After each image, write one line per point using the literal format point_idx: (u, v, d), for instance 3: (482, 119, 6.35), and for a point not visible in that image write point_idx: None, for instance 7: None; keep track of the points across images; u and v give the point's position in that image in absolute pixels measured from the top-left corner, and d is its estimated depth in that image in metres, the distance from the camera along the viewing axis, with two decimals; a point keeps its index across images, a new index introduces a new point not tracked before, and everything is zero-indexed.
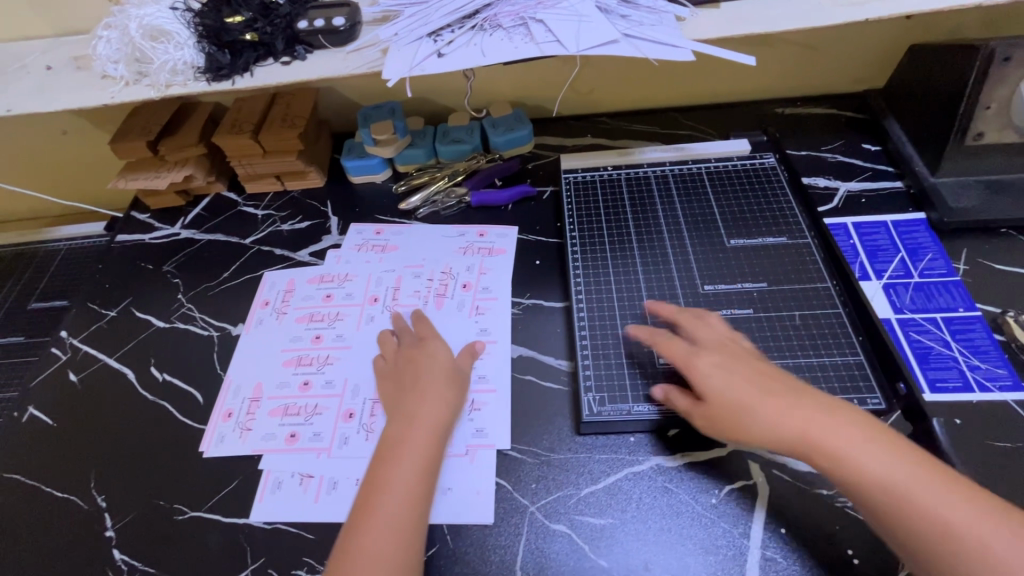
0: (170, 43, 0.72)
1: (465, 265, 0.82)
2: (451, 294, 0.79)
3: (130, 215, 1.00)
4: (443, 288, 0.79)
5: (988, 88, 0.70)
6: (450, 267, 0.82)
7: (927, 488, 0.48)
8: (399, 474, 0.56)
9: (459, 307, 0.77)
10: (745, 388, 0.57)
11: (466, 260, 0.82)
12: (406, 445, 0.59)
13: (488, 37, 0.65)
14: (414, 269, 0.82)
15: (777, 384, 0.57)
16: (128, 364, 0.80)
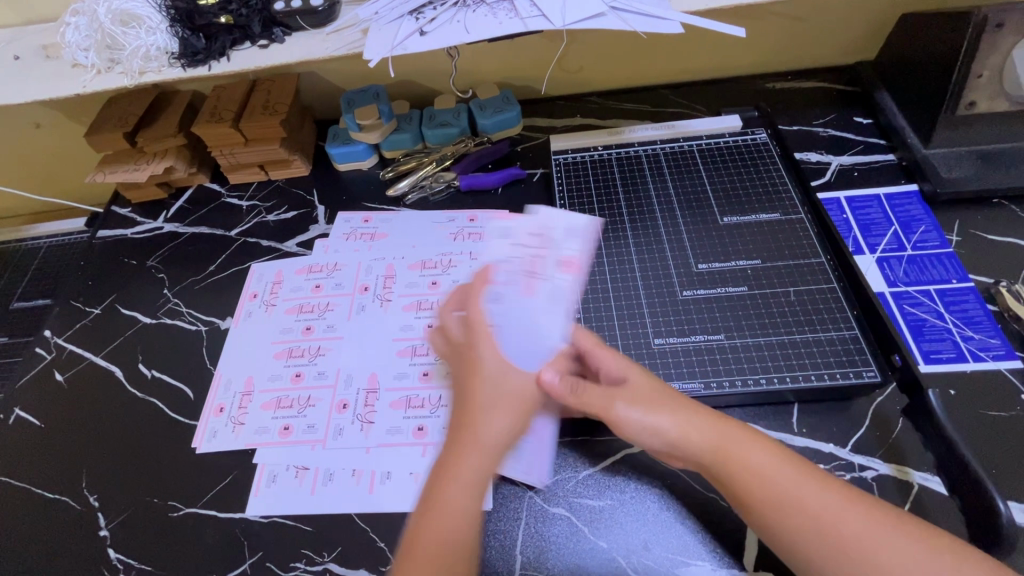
0: (141, 28, 0.70)
1: (564, 228, 0.67)
2: (509, 276, 0.62)
3: (111, 210, 0.97)
4: (531, 266, 0.63)
5: (982, 56, 0.69)
6: (547, 229, 0.67)
7: (819, 501, 0.47)
8: (441, 515, 0.49)
9: (497, 296, 0.60)
10: (636, 395, 0.55)
11: (560, 225, 0.68)
12: (452, 485, 0.51)
13: (471, 13, 0.62)
14: (507, 228, 0.68)
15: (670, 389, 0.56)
16: (115, 362, 0.78)
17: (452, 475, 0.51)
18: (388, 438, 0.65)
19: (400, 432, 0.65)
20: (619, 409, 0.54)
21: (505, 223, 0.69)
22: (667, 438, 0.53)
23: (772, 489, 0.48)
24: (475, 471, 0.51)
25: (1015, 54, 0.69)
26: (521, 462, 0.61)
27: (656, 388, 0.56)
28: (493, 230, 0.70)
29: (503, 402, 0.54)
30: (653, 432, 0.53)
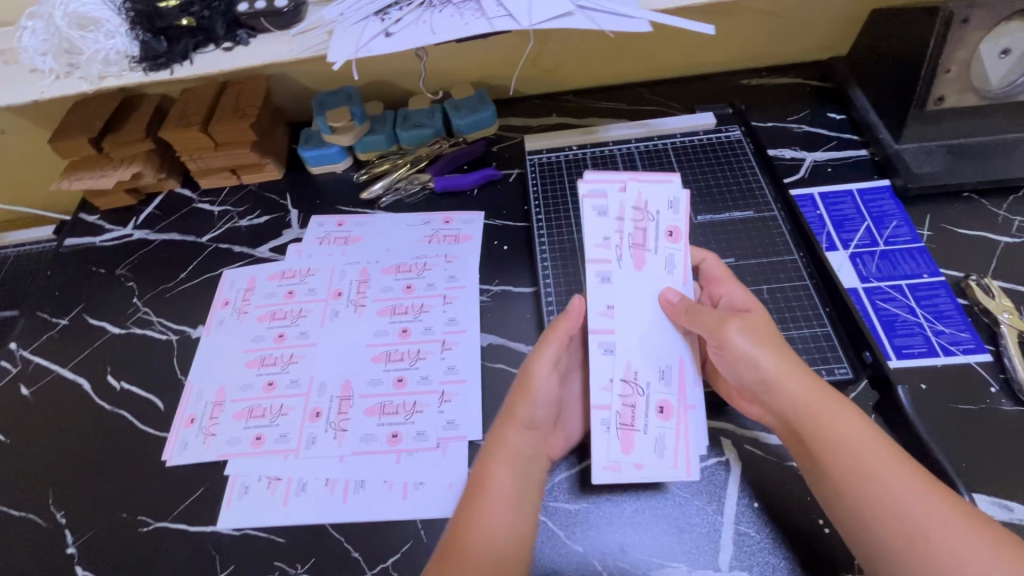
0: (100, 31, 0.68)
1: (666, 199, 0.60)
2: (615, 251, 0.60)
3: (78, 218, 0.95)
4: (636, 241, 0.60)
5: (948, 51, 0.68)
6: (643, 199, 0.61)
7: (894, 486, 0.47)
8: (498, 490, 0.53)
9: (604, 277, 0.60)
10: (752, 327, 0.57)
11: (651, 186, 0.61)
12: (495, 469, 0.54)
13: (437, 14, 0.62)
14: (596, 201, 0.61)
15: (778, 347, 0.56)
16: (84, 374, 0.77)
17: (503, 452, 0.55)
18: (362, 445, 0.64)
19: (375, 439, 0.65)
20: (732, 336, 0.56)
21: (596, 196, 0.61)
22: (764, 374, 0.54)
23: (861, 465, 0.49)
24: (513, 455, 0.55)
25: (982, 47, 0.68)
26: (626, 442, 0.58)
27: (770, 327, 0.58)
28: (587, 204, 0.61)
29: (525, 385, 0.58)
30: (754, 366, 0.55)
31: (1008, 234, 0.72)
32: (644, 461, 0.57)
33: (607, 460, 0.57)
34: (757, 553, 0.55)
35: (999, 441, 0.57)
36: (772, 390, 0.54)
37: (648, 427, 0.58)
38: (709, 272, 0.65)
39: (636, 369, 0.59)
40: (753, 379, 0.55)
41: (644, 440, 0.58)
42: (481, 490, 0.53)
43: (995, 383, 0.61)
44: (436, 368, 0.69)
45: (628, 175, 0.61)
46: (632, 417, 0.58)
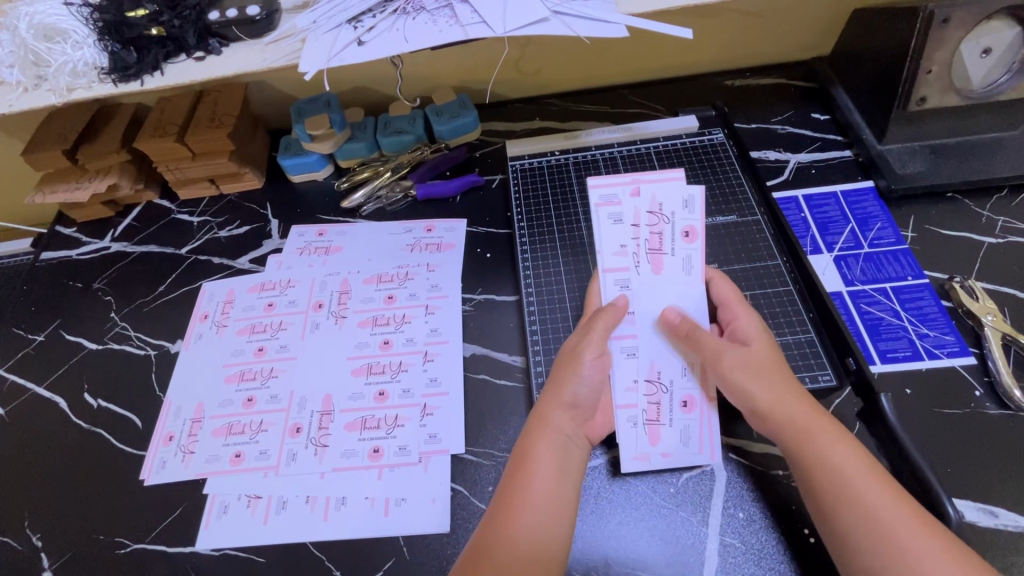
0: (67, 43, 0.66)
1: (679, 199, 0.61)
2: (631, 258, 0.62)
3: (55, 231, 0.93)
4: (653, 245, 0.62)
5: (929, 51, 0.67)
6: (658, 202, 0.61)
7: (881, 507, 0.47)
8: (539, 472, 0.53)
9: (623, 284, 0.62)
10: (747, 359, 0.57)
11: (660, 187, 0.61)
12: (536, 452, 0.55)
13: (411, 21, 0.60)
14: (610, 209, 0.61)
15: (776, 372, 0.57)
16: (60, 392, 0.75)
17: (545, 432, 0.56)
18: (343, 461, 0.64)
19: (356, 454, 0.64)
20: (726, 368, 0.57)
21: (609, 206, 0.61)
22: (755, 402, 0.55)
23: (843, 487, 0.49)
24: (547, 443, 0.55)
25: (963, 47, 0.67)
26: (657, 433, 0.60)
27: (773, 358, 0.58)
28: (600, 213, 0.61)
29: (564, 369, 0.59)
30: (745, 396, 0.56)
31: (992, 234, 0.72)
32: (671, 452, 0.59)
33: (638, 453, 0.59)
34: (742, 564, 0.54)
35: (983, 446, 0.57)
36: (763, 419, 0.55)
37: (673, 420, 0.60)
38: (718, 295, 0.63)
39: (659, 369, 0.62)
40: (744, 408, 0.57)
41: (671, 433, 0.60)
42: (521, 472, 0.54)
43: (980, 386, 0.60)
44: (418, 381, 0.68)
45: (633, 177, 0.61)
46: (657, 413, 0.60)
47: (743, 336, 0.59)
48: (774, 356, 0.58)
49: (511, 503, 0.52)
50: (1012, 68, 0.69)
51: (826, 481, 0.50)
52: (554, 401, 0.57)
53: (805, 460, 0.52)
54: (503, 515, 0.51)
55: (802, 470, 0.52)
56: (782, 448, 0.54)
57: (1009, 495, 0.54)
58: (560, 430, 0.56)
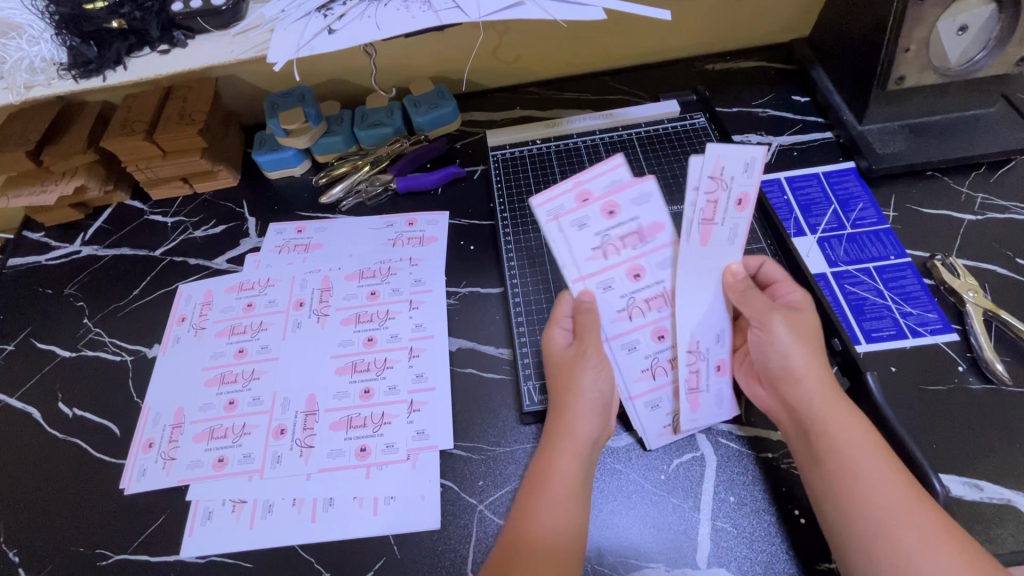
0: (22, 38, 0.64)
1: (742, 161, 0.53)
2: (609, 257, 0.60)
3: (22, 236, 0.90)
4: (625, 239, 0.59)
5: (906, 31, 0.66)
6: (719, 166, 0.53)
7: (891, 499, 0.47)
8: (559, 482, 0.52)
9: (605, 286, 0.60)
10: (798, 321, 0.56)
11: (604, 181, 0.58)
12: (563, 468, 0.53)
13: (383, 8, 0.58)
14: (569, 218, 0.58)
15: (817, 345, 0.56)
16: (33, 402, 0.73)
17: (568, 441, 0.55)
18: (330, 461, 0.62)
19: (342, 454, 0.63)
20: (777, 326, 0.56)
21: (568, 214, 0.58)
22: (793, 366, 0.54)
23: (859, 472, 0.49)
24: (567, 463, 0.54)
25: (940, 25, 0.67)
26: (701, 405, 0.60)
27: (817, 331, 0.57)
28: (553, 228, 0.59)
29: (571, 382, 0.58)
30: (778, 359, 0.55)
31: (971, 212, 0.72)
32: (708, 417, 0.60)
33: (663, 428, 0.60)
34: (734, 548, 0.54)
35: (967, 419, 0.58)
36: (793, 383, 0.54)
37: (710, 386, 0.60)
38: (770, 275, 0.61)
39: (697, 339, 0.60)
40: (779, 366, 0.55)
41: (708, 400, 0.60)
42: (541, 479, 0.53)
43: (963, 362, 0.61)
44: (404, 377, 0.67)
45: (574, 180, 0.58)
46: (696, 380, 0.60)
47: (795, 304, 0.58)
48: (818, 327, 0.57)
49: (532, 505, 0.52)
50: (987, 45, 0.69)
51: (835, 469, 0.50)
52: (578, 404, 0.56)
53: (818, 441, 0.52)
54: (522, 516, 0.51)
55: (818, 457, 0.51)
56: (798, 413, 0.54)
57: (993, 468, 0.55)
58: (583, 440, 0.55)
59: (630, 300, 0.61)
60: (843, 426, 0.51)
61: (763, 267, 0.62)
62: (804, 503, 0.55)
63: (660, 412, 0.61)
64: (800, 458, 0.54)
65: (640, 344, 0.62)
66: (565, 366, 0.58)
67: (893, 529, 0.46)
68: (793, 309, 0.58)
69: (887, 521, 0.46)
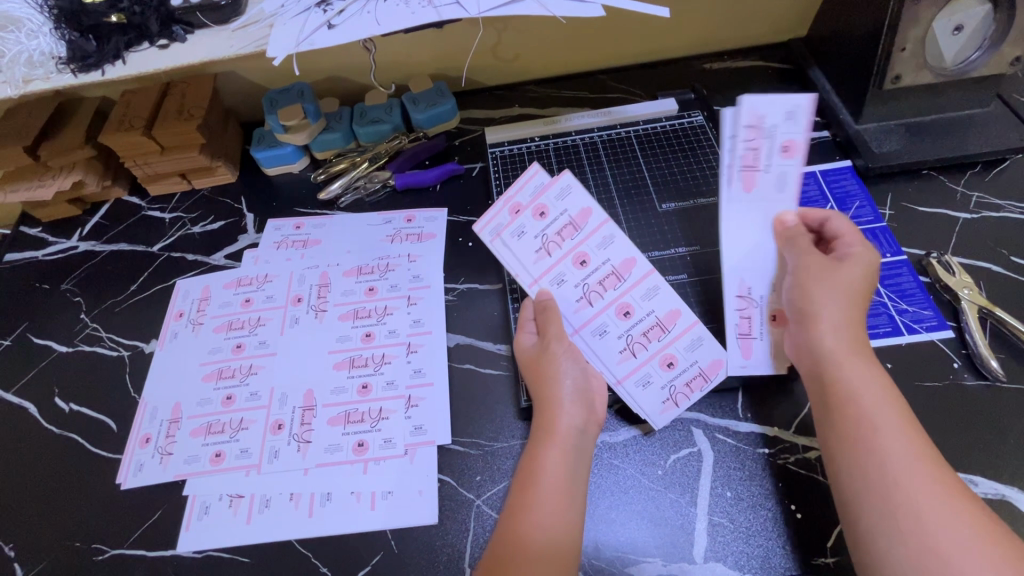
0: (21, 31, 0.63)
1: (783, 110, 0.57)
2: (553, 253, 0.63)
3: (19, 231, 0.90)
4: (562, 233, 0.63)
5: (902, 30, 0.67)
6: (758, 116, 0.57)
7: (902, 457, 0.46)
8: (548, 480, 0.52)
9: (558, 280, 0.63)
10: (836, 274, 0.55)
11: (529, 189, 0.64)
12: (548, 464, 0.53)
13: (383, 4, 0.59)
14: (507, 232, 0.64)
15: (855, 301, 0.55)
16: (29, 397, 0.72)
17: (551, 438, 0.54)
18: (327, 457, 0.62)
19: (340, 449, 0.63)
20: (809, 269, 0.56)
21: (506, 227, 0.64)
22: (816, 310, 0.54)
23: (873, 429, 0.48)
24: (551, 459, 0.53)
25: (935, 25, 0.67)
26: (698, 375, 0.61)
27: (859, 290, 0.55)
28: (496, 245, 0.64)
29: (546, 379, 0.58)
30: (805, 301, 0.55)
31: (967, 210, 0.73)
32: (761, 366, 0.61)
33: (664, 403, 0.61)
34: (731, 542, 0.54)
35: (962, 416, 0.58)
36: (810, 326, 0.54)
37: (763, 333, 0.61)
38: (836, 231, 0.60)
39: (750, 285, 0.62)
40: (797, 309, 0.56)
41: (762, 347, 0.61)
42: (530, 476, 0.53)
43: (958, 358, 0.61)
44: (402, 372, 0.67)
45: (505, 198, 0.64)
46: (748, 326, 0.61)
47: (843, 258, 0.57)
48: (865, 281, 0.56)
49: (523, 505, 0.51)
50: (983, 45, 0.70)
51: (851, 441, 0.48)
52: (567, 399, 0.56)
53: (835, 397, 0.51)
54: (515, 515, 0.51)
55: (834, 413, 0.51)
56: (817, 363, 0.53)
57: (988, 464, 0.55)
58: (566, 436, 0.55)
59: (585, 287, 0.63)
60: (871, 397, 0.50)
61: (829, 221, 0.61)
62: (800, 498, 0.56)
63: (654, 388, 0.61)
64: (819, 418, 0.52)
65: (608, 327, 0.63)
66: (540, 364, 0.59)
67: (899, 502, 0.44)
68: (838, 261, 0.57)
69: (897, 493, 0.45)
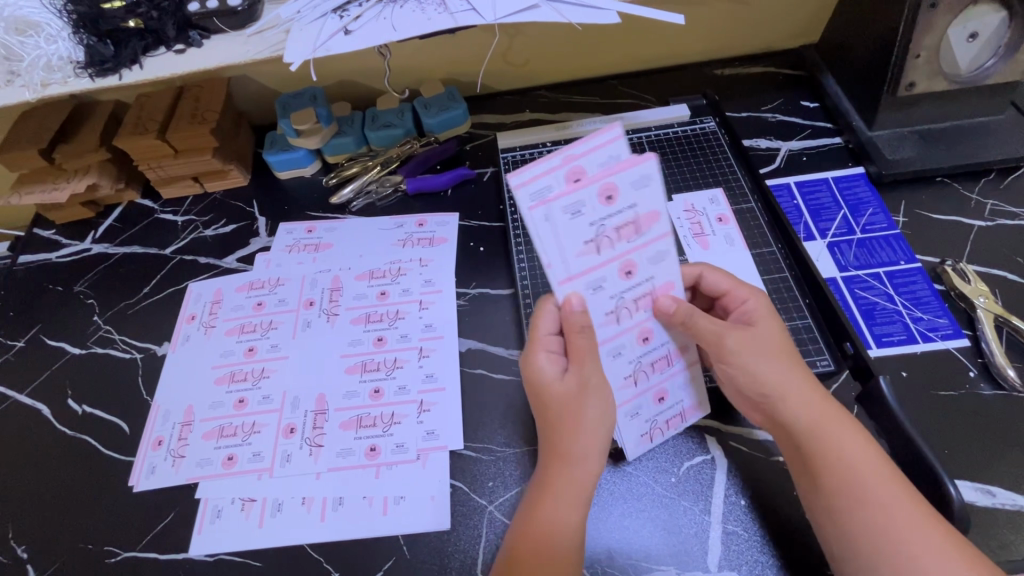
0: (40, 36, 0.64)
1: (707, 197, 0.76)
2: (603, 253, 0.47)
3: (32, 233, 0.90)
4: (622, 231, 0.46)
5: (917, 37, 0.67)
6: (690, 205, 0.76)
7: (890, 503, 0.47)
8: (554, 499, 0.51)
9: (595, 286, 0.49)
10: (757, 340, 0.55)
11: (602, 155, 0.43)
12: (552, 500, 0.51)
13: (398, 10, 0.59)
14: (557, 204, 0.43)
15: (787, 354, 0.55)
16: (42, 399, 0.73)
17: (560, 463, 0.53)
18: (339, 461, 0.62)
19: (352, 454, 0.63)
20: (733, 348, 0.55)
21: (561, 195, 0.43)
22: (767, 387, 0.54)
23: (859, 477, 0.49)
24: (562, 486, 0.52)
25: (950, 32, 0.67)
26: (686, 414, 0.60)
27: (783, 339, 0.56)
28: (536, 218, 0.44)
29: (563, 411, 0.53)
30: (755, 385, 0.54)
31: (982, 218, 0.72)
32: None
33: (640, 436, 0.59)
34: (745, 551, 0.54)
35: (979, 425, 0.57)
36: (776, 404, 0.53)
37: None
38: (716, 287, 0.60)
39: None
40: (757, 392, 0.54)
41: None
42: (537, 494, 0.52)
43: (974, 367, 0.61)
44: (414, 377, 0.67)
45: (566, 153, 0.42)
46: None
47: (751, 318, 0.57)
48: (782, 337, 0.56)
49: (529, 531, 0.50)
50: (998, 52, 0.69)
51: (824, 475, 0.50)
52: (588, 447, 0.53)
53: (815, 455, 0.51)
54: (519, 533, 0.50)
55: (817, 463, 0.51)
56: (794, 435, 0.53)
57: (1005, 474, 0.55)
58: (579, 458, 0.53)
59: (619, 301, 0.51)
60: (836, 431, 0.51)
61: (703, 278, 0.60)
62: None
63: (639, 420, 0.58)
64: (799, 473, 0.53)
65: (624, 348, 0.55)
66: (573, 406, 0.53)
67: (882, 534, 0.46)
68: (749, 326, 0.56)
69: (881, 540, 0.46)
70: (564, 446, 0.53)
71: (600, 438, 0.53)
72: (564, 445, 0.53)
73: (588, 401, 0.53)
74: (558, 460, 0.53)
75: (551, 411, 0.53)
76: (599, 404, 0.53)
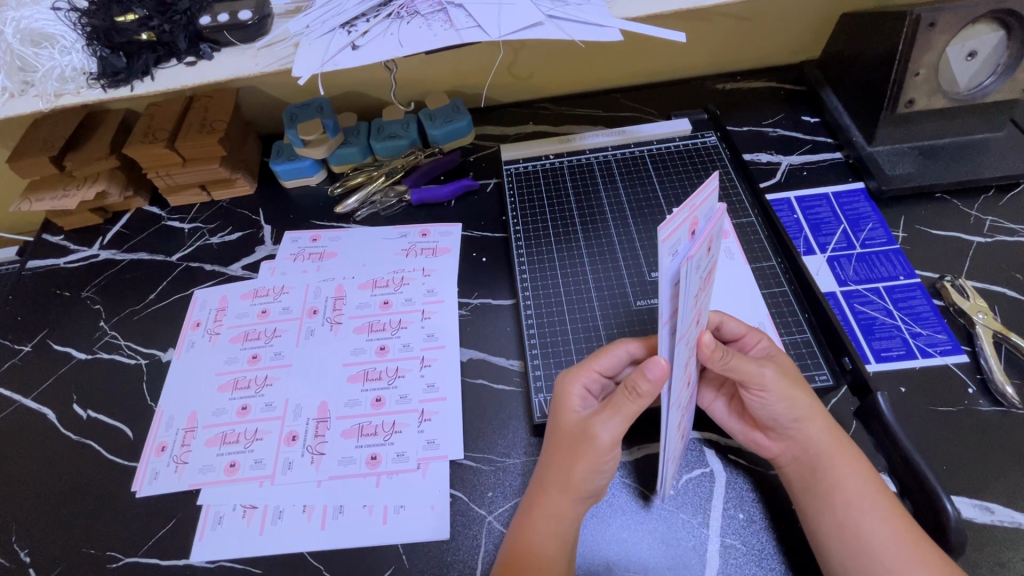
0: (54, 48, 0.65)
1: None
2: (697, 304, 0.44)
3: (41, 239, 0.92)
4: (707, 279, 0.44)
5: (916, 56, 0.68)
6: None
7: (882, 528, 0.49)
8: (546, 515, 0.52)
9: (687, 338, 0.45)
10: (789, 369, 0.56)
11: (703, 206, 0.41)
12: (546, 522, 0.52)
13: (406, 26, 0.60)
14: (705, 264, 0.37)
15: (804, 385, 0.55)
16: (48, 404, 0.73)
17: (557, 484, 0.52)
18: (340, 469, 0.63)
19: (353, 462, 0.63)
20: (770, 380, 0.53)
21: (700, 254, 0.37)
22: (800, 413, 0.53)
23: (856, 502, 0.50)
24: (555, 507, 0.52)
25: (949, 50, 0.69)
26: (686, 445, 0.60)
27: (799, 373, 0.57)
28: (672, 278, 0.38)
29: (563, 446, 0.53)
30: (788, 411, 0.53)
31: (981, 233, 0.73)
32: None
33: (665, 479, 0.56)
34: (743, 565, 0.54)
35: (976, 442, 0.58)
36: (803, 428, 0.53)
37: None
38: (733, 333, 0.60)
39: None
40: (789, 417, 0.53)
41: None
42: (534, 508, 0.53)
43: (972, 384, 0.61)
44: (415, 386, 0.68)
45: (693, 207, 0.38)
46: None
47: (772, 352, 0.58)
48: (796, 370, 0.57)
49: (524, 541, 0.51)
50: (996, 70, 0.71)
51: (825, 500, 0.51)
52: (562, 491, 0.52)
53: (824, 481, 0.52)
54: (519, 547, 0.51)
55: (819, 487, 0.52)
56: (805, 458, 0.53)
57: (1003, 492, 0.55)
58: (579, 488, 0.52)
59: (689, 348, 0.48)
60: (842, 458, 0.52)
61: (723, 325, 0.60)
62: None
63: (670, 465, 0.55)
64: (801, 496, 0.53)
65: (682, 398, 0.51)
66: (566, 444, 0.53)
67: (883, 559, 0.48)
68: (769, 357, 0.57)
69: (875, 563, 0.48)
70: (545, 479, 0.53)
71: (578, 492, 0.52)
72: (546, 478, 0.53)
73: (581, 452, 0.51)
74: (540, 489, 0.53)
75: (555, 442, 0.54)
76: (588, 463, 0.51)
